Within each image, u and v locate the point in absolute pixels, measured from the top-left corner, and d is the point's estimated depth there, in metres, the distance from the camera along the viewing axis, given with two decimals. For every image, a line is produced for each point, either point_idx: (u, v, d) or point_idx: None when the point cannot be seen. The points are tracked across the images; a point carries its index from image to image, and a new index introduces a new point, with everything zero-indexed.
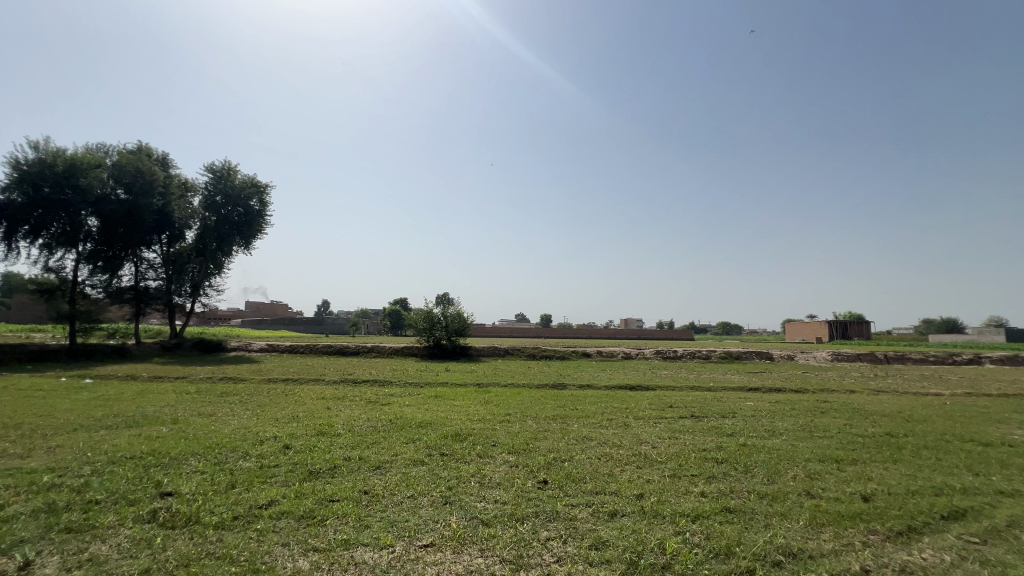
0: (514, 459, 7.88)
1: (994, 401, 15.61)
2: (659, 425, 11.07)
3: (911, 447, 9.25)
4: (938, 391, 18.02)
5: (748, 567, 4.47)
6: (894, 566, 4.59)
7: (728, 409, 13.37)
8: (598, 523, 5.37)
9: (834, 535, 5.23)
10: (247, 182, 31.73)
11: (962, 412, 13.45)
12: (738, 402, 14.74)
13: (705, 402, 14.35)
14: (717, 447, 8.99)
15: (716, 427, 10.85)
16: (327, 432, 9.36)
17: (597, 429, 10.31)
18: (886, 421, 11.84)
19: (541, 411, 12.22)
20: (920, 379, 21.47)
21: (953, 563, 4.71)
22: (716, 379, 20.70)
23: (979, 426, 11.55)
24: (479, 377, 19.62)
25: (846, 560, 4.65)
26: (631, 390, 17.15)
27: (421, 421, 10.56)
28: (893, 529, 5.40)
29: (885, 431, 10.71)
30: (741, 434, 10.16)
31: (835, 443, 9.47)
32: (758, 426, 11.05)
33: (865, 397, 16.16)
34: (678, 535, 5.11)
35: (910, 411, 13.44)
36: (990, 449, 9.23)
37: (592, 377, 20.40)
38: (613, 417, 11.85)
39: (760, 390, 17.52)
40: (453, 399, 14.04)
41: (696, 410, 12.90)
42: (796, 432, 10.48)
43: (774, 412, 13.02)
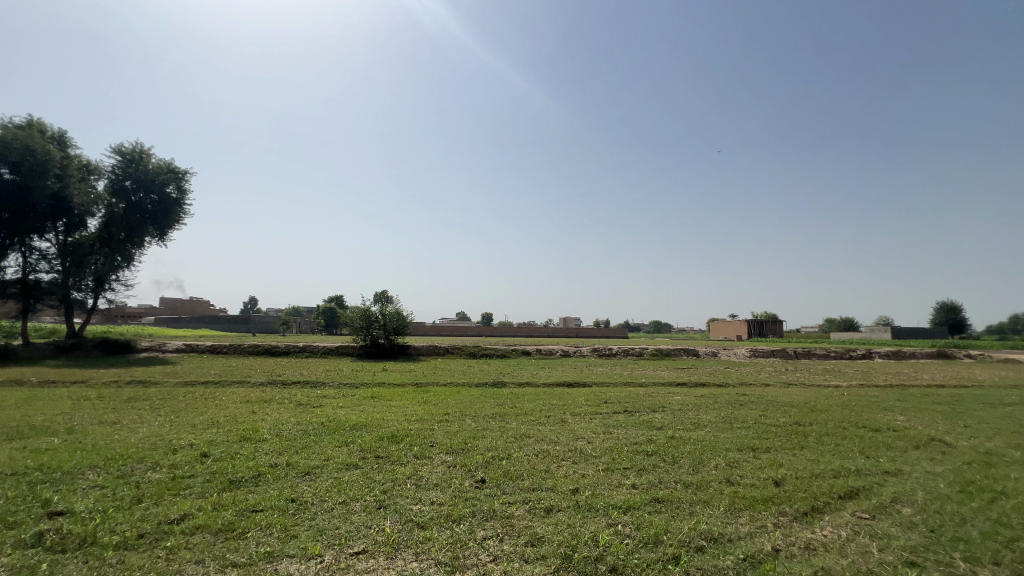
0: (452, 458, 7.79)
1: (883, 391, 17.59)
2: (594, 420, 11.45)
3: (815, 435, 10.20)
4: (837, 383, 20.14)
5: (673, 554, 4.69)
6: (800, 544, 5.01)
7: (657, 403, 14.06)
8: (534, 519, 5.43)
9: (749, 519, 5.64)
10: (162, 167, 28.99)
11: (856, 401, 15.12)
12: (667, 397, 15.50)
13: (637, 398, 14.97)
14: (648, 440, 9.41)
15: (647, 421, 11.39)
16: (251, 438, 8.77)
17: (535, 426, 10.48)
18: (794, 411, 13.04)
19: (480, 410, 12.22)
20: (823, 373, 23.85)
21: (848, 537, 5.23)
22: (648, 375, 21.79)
23: (868, 413, 13.04)
24: (418, 376, 19.29)
25: (760, 541, 5.01)
26: (568, 387, 17.63)
27: (355, 423, 10.16)
28: (799, 510, 5.91)
29: (793, 420, 11.76)
30: (669, 427, 10.70)
31: (752, 433, 10.22)
32: (685, 419, 11.71)
33: (777, 389, 17.72)
34: (610, 527, 5.28)
35: (814, 401, 14.90)
36: (878, 434, 10.42)
37: (532, 374, 20.75)
38: (551, 414, 12.10)
39: (687, 385, 18.54)
40: (390, 399, 13.68)
41: (629, 406, 13.42)
42: (718, 423, 11.26)
43: (699, 406, 13.84)
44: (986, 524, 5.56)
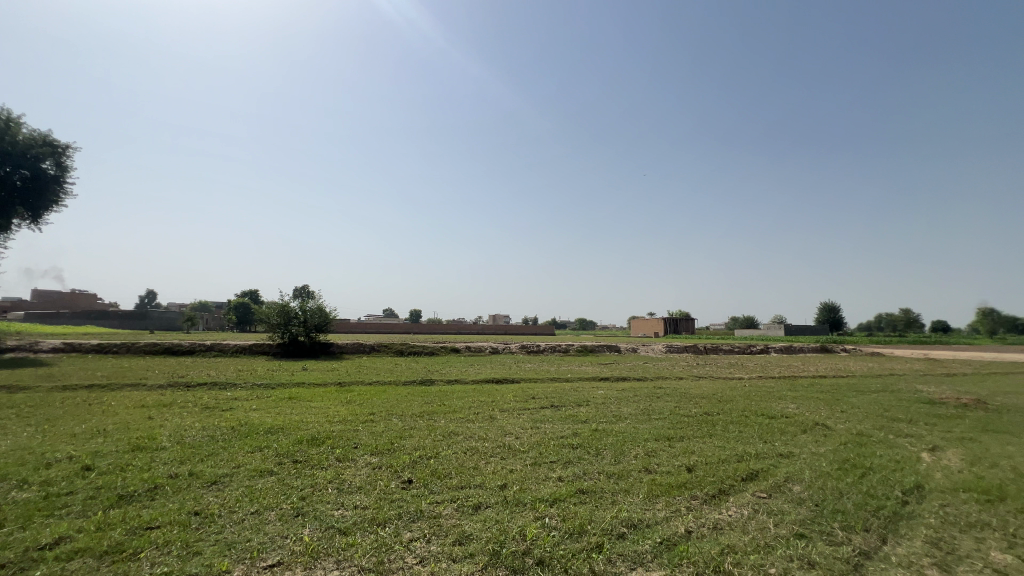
0: (377, 459, 7.53)
1: (777, 382, 19.64)
2: (522, 415, 11.62)
3: (721, 423, 11.12)
4: (739, 375, 22.14)
5: (597, 543, 4.87)
6: (709, 524, 5.43)
7: (582, 397, 14.59)
8: (462, 518, 5.39)
9: (665, 504, 6.01)
10: (35, 138, 25.16)
11: (755, 392, 16.72)
12: (591, 391, 16.13)
13: (563, 393, 15.44)
14: (573, 433, 9.71)
15: (572, 415, 11.77)
16: (147, 447, 7.87)
17: (464, 424, 10.42)
18: (704, 402, 14.14)
19: (407, 409, 11.94)
20: (729, 366, 26.11)
21: (750, 515, 5.75)
22: (573, 370, 22.54)
23: (766, 402, 14.47)
24: (341, 375, 18.44)
25: (675, 525, 5.36)
26: (497, 384, 17.76)
27: (270, 426, 9.48)
28: (708, 493, 6.41)
29: (703, 410, 12.75)
30: (593, 420, 11.14)
31: (667, 423, 10.92)
32: (607, 412, 12.25)
33: (689, 382, 19.12)
34: (537, 520, 5.38)
35: (720, 392, 16.26)
36: (773, 420, 11.60)
37: (461, 371, 20.65)
38: (479, 410, 12.11)
39: (610, 380, 19.44)
40: (310, 400, 12.94)
41: (556, 400, 13.80)
42: (637, 415, 11.91)
43: (620, 399, 14.56)
44: (859, 496, 6.38)
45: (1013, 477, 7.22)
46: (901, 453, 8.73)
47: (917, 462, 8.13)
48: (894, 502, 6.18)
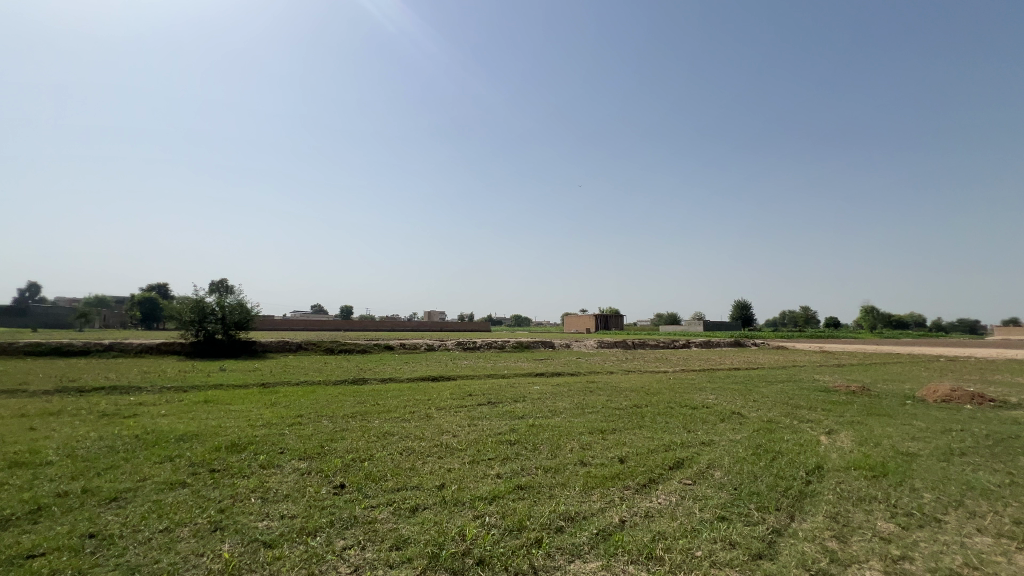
0: (306, 464, 7.11)
1: (698, 374, 21.07)
2: (459, 413, 11.52)
3: (650, 415, 11.70)
4: (665, 368, 23.50)
5: (536, 538, 4.92)
6: (641, 513, 5.68)
7: (519, 393, 14.73)
8: (399, 521, 5.23)
9: (600, 495, 6.21)
10: None
11: (679, 384, 17.82)
12: (527, 387, 16.34)
13: (500, 389, 15.49)
14: (511, 429, 9.77)
15: (509, 411, 11.85)
16: (29, 462, 6.87)
17: (399, 423, 10.14)
18: (633, 395, 14.82)
19: (339, 409, 11.41)
20: (655, 360, 27.63)
21: (677, 502, 6.09)
22: (509, 366, 22.75)
23: (688, 393, 15.46)
24: (265, 375, 17.28)
25: (609, 515, 5.55)
26: (433, 381, 17.49)
27: (182, 433, 8.64)
28: (639, 483, 6.71)
29: (633, 403, 13.37)
30: (530, 416, 11.27)
31: (600, 417, 11.30)
32: (543, 407, 12.45)
33: (619, 376, 19.98)
34: (477, 519, 5.34)
35: (648, 385, 17.14)
36: (695, 410, 12.39)
37: (395, 369, 20.11)
38: (415, 409, 11.84)
39: (546, 375, 19.79)
40: (229, 403, 11.96)
41: (493, 397, 13.81)
42: (572, 409, 12.24)
43: (555, 394, 14.87)
44: (770, 478, 6.98)
45: (892, 454, 8.26)
46: (804, 437, 9.67)
47: (817, 444, 9.05)
48: (799, 482, 6.82)
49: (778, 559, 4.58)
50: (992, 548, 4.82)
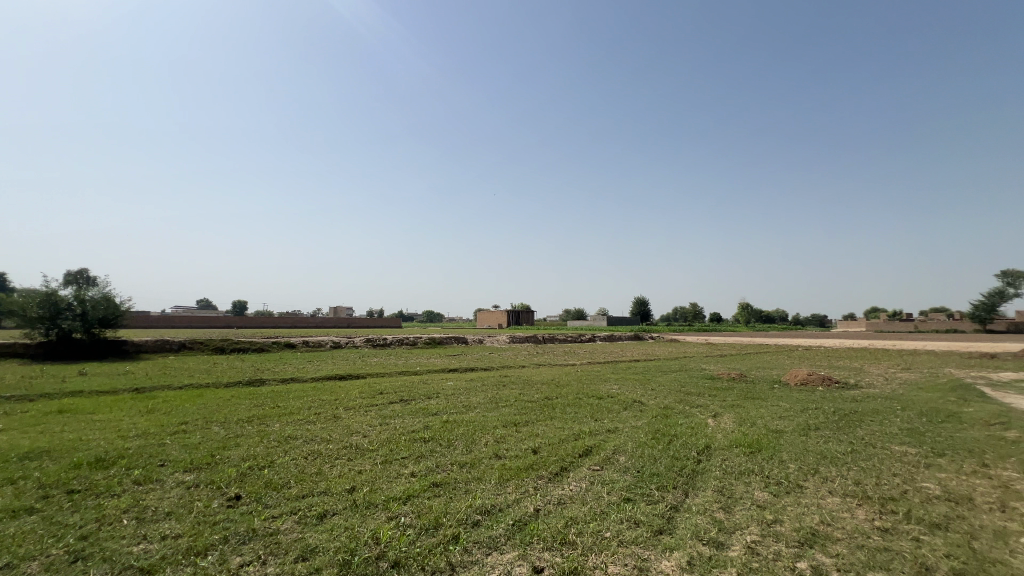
0: (194, 477, 6.37)
1: (602, 366, 22.36)
2: (369, 412, 11.05)
3: (560, 406, 12.17)
4: (573, 361, 24.62)
5: (452, 534, 4.89)
6: (554, 500, 5.90)
7: (432, 390, 14.51)
8: (306, 530, 4.89)
9: (515, 487, 6.33)
10: None
11: (586, 376, 18.76)
12: (441, 383, 16.17)
13: (413, 386, 15.12)
14: (424, 426, 9.58)
15: (423, 408, 11.63)
16: None
17: (303, 426, 9.48)
18: (544, 387, 15.32)
19: (231, 414, 10.37)
20: (564, 354, 28.81)
21: (587, 487, 6.41)
22: (422, 363, 22.33)
23: (595, 384, 16.34)
24: (139, 379, 15.16)
25: (524, 505, 5.68)
26: (340, 380, 16.60)
27: (27, 451, 7.27)
28: (552, 472, 6.96)
29: (544, 395, 13.82)
30: (444, 412, 11.16)
31: (513, 410, 11.52)
32: (457, 402, 12.38)
33: (531, 370, 20.54)
34: (391, 521, 5.16)
35: (558, 378, 17.83)
36: (601, 400, 13.12)
37: (298, 369, 18.76)
38: (321, 410, 11.15)
39: (459, 371, 19.72)
40: (92, 412, 10.31)
41: (406, 394, 13.45)
42: (486, 404, 12.33)
43: (469, 389, 14.88)
44: (667, 459, 7.62)
45: (765, 432, 9.43)
46: (695, 420, 10.69)
47: (705, 426, 10.05)
48: (692, 461, 7.53)
49: (676, 533, 5.01)
50: (840, 506, 5.71)
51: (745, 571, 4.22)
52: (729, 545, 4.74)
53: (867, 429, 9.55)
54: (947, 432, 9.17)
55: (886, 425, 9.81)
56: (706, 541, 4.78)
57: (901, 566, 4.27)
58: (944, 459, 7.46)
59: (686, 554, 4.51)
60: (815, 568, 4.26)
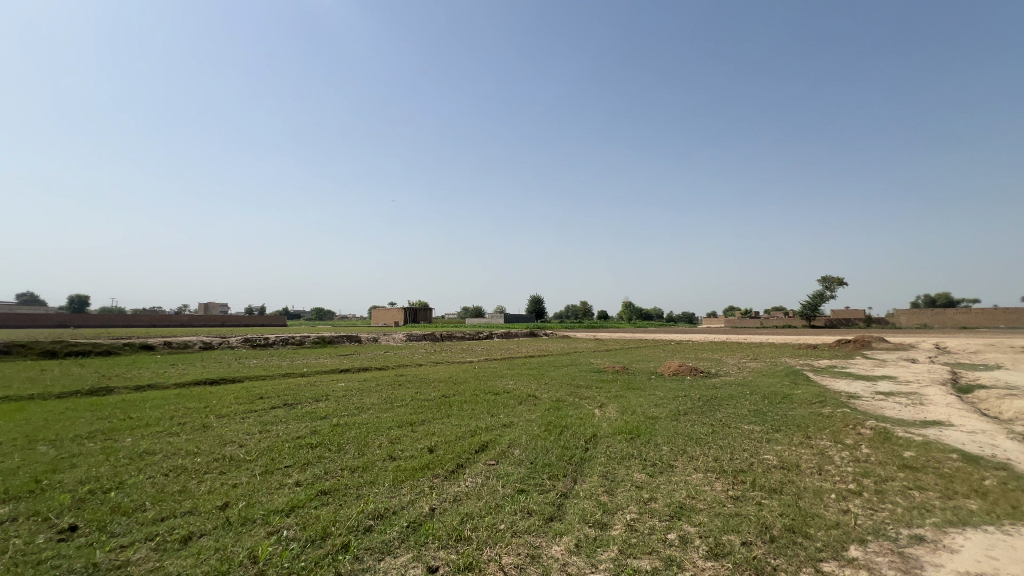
0: (10, 509, 5.23)
1: (499, 363, 22.80)
2: (246, 419, 10.01)
3: (457, 404, 12.16)
4: (470, 358, 24.76)
5: (342, 543, 4.64)
6: (450, 498, 5.89)
7: (320, 392, 13.58)
8: (165, 557, 4.29)
9: (410, 487, 6.20)
10: None
11: (483, 372, 19.00)
12: (331, 385, 15.21)
13: (298, 389, 14.02)
14: (311, 431, 8.95)
15: (309, 411, 10.84)
16: None
17: (163, 439, 8.29)
18: (441, 385, 15.21)
19: (65, 430, 8.69)
20: (461, 352, 28.82)
21: (483, 482, 6.51)
22: (309, 363, 20.79)
23: (491, 381, 16.61)
24: None
25: (419, 506, 5.59)
26: (210, 385, 14.80)
27: None
28: (448, 470, 6.94)
29: (441, 393, 13.73)
30: (333, 415, 10.52)
31: (409, 409, 11.25)
32: (348, 405, 11.75)
33: (428, 368, 20.22)
34: (271, 536, 4.75)
35: (455, 375, 17.81)
36: (497, 396, 13.38)
37: (156, 374, 16.34)
38: (186, 419, 9.84)
39: (351, 371, 18.73)
40: None
41: (290, 398, 12.42)
42: (380, 404, 11.89)
43: (362, 390, 14.22)
44: (558, 449, 8.03)
45: (643, 419, 10.38)
46: (583, 411, 11.40)
47: (592, 416, 10.76)
48: (580, 449, 8.02)
49: (565, 518, 5.31)
50: (702, 480, 6.52)
51: (625, 547, 4.61)
52: (611, 525, 5.14)
53: (724, 412, 11.01)
54: (782, 411, 10.94)
55: (738, 408, 11.39)
56: (592, 523, 5.14)
57: (748, 528, 4.99)
58: (779, 434, 8.90)
59: (574, 538, 4.80)
60: (682, 538, 4.80)
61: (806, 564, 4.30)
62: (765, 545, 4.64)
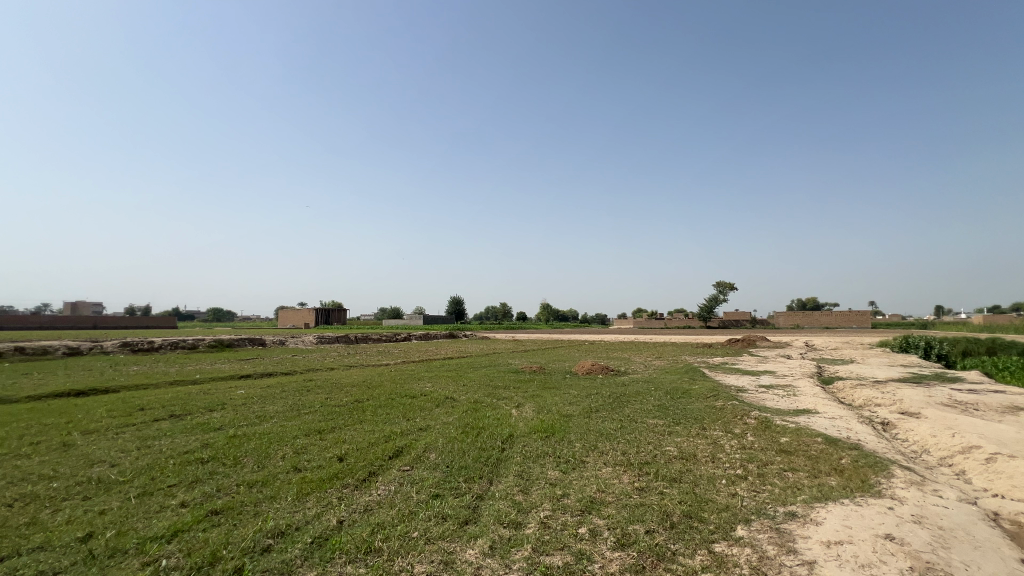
0: None
1: (417, 365, 22.30)
2: (121, 435, 8.76)
3: (371, 408, 11.66)
4: (387, 361, 23.93)
5: (234, 567, 4.22)
6: (360, 508, 5.60)
7: (215, 401, 12.29)
8: None
9: (315, 500, 5.81)
10: None
11: (400, 375, 18.46)
12: (228, 392, 13.84)
13: (188, 398, 12.56)
14: (202, 445, 8.06)
15: (201, 423, 9.76)
16: None
17: (8, 463, 6.98)
18: (354, 390, 14.50)
19: None
20: (378, 354, 27.77)
21: (396, 489, 6.28)
22: (202, 369, 18.79)
23: (409, 384, 16.16)
24: None
25: (326, 519, 5.25)
26: (76, 397, 12.78)
27: None
28: (359, 478, 6.60)
29: (354, 398, 13.09)
30: (230, 426, 9.58)
31: (318, 416, 10.58)
32: (248, 414, 10.76)
33: (340, 372, 19.19)
34: (147, 567, 4.19)
35: (370, 379, 17.09)
36: (414, 399, 13.03)
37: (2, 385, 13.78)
38: (42, 438, 8.39)
39: (252, 377, 17.19)
40: None
41: (177, 409, 11.10)
42: (285, 412, 11.04)
43: (264, 397, 13.10)
44: (475, 451, 8.00)
45: (558, 417, 10.70)
46: (501, 412, 11.48)
47: (509, 417, 10.88)
48: (496, 450, 8.06)
49: (480, 520, 5.28)
50: (611, 474, 6.85)
51: (538, 545, 4.69)
52: (526, 524, 5.21)
53: (632, 408, 11.69)
54: (682, 405, 11.86)
55: (644, 403, 12.16)
56: (506, 524, 5.17)
57: (651, 516, 5.32)
58: (679, 426, 9.63)
59: (489, 540, 4.79)
60: (592, 531, 4.99)
61: (701, 546, 4.67)
62: (666, 531, 4.97)
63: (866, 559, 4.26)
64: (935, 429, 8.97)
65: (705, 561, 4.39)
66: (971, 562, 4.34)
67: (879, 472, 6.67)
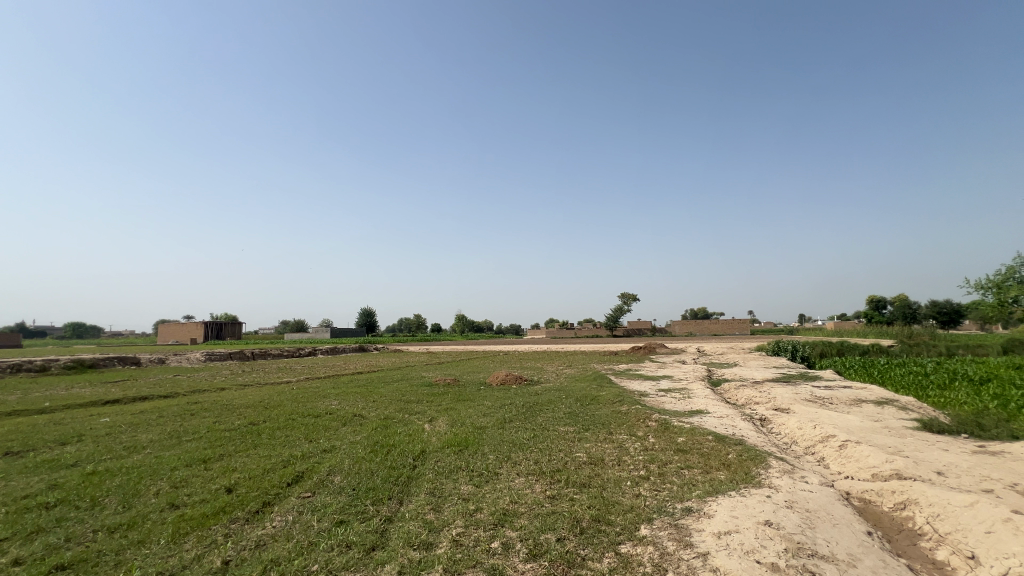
0: None
1: (320, 382, 20.82)
2: None
3: (268, 431, 10.62)
4: (287, 378, 22.06)
5: None
6: (250, 545, 5.02)
7: (68, 432, 10.40)
8: None
9: (195, 540, 5.11)
10: None
11: (303, 393, 17.11)
12: (87, 421, 11.81)
13: (32, 431, 10.52)
14: (50, 487, 6.74)
15: (47, 460, 8.18)
16: None
17: None
18: (248, 412, 13.13)
19: None
20: (279, 371, 25.60)
21: (294, 519, 5.74)
22: (53, 396, 15.81)
23: (313, 402, 15.02)
24: None
25: (208, 561, 4.64)
26: None
27: None
28: (251, 511, 5.93)
29: (248, 421, 11.84)
30: (89, 461, 8.15)
31: (203, 444, 9.42)
32: (113, 445, 9.27)
33: (231, 392, 17.30)
34: None
35: (268, 399, 15.61)
36: (318, 419, 12.12)
37: None
38: None
39: (120, 402, 14.85)
40: None
41: (15, 445, 9.20)
42: (161, 441, 9.67)
43: (135, 425, 11.38)
44: (383, 470, 7.61)
45: (471, 429, 10.57)
46: (412, 427, 11.07)
47: (421, 432, 10.52)
48: (407, 468, 7.73)
49: (389, 545, 5.01)
50: (524, 484, 6.87)
51: (450, 565, 4.53)
52: (437, 544, 5.02)
53: (544, 416, 11.91)
54: (591, 411, 12.33)
55: (556, 412, 12.46)
56: (416, 546, 4.94)
57: (562, 524, 5.40)
58: (589, 432, 9.98)
59: (397, 565, 4.54)
60: (505, 544, 4.95)
61: (608, 548, 4.83)
62: (576, 537, 5.08)
63: (749, 545, 4.68)
64: (801, 422, 10.22)
65: (613, 563, 4.55)
66: (831, 538, 4.97)
67: (758, 464, 7.46)
